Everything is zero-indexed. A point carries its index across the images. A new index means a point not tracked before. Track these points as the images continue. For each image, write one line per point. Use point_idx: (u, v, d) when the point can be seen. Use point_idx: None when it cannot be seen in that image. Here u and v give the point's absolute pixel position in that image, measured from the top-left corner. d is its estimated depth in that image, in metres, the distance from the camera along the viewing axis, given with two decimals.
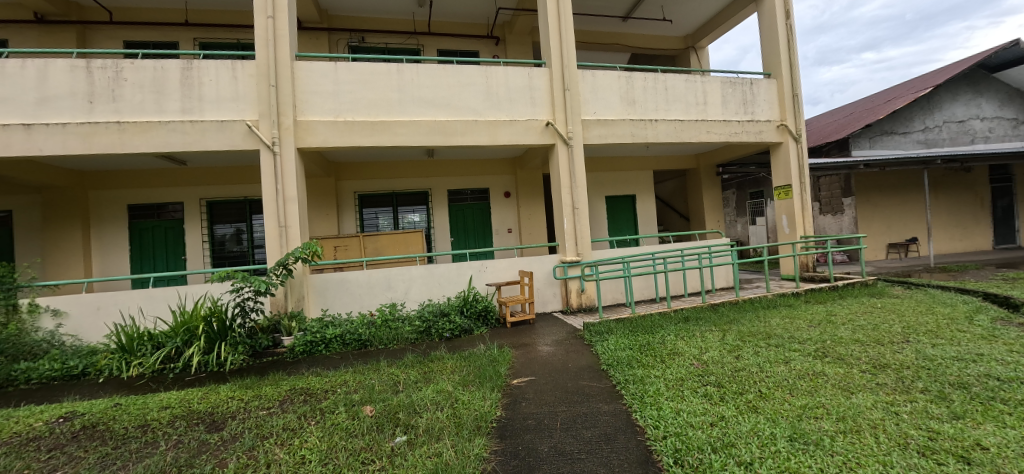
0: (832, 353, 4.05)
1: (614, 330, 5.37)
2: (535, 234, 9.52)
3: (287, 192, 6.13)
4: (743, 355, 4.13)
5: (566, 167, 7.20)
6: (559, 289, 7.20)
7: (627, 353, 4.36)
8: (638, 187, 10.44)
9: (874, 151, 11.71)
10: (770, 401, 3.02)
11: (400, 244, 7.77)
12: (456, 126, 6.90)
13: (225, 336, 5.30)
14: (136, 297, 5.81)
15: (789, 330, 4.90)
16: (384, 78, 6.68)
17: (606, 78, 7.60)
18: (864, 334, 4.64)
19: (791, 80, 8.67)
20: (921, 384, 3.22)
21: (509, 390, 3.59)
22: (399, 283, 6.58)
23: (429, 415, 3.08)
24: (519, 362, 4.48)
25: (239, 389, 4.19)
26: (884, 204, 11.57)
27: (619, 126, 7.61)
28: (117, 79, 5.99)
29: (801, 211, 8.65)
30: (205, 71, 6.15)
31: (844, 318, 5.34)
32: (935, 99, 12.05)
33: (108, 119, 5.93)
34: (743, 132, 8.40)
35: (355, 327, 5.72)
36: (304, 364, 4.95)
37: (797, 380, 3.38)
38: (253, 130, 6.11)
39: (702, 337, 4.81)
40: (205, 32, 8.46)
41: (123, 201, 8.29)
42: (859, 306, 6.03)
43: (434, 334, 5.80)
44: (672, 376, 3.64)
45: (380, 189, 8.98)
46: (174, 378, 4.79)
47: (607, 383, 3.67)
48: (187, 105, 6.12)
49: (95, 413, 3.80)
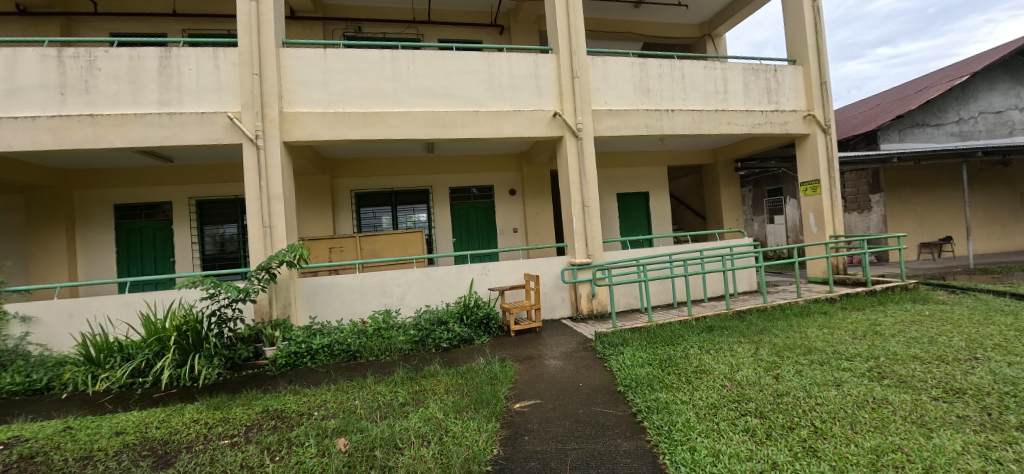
0: (890, 373, 3.44)
1: (629, 341, 4.78)
2: (543, 233, 8.99)
3: (271, 190, 5.66)
4: (783, 374, 3.54)
5: (575, 162, 6.62)
6: (568, 294, 6.63)
7: (646, 370, 3.79)
8: (651, 184, 9.85)
9: (905, 145, 10.97)
10: (830, 443, 2.44)
11: (399, 245, 7.25)
12: (455, 118, 6.36)
13: (200, 348, 4.81)
14: (110, 304, 5.36)
15: (831, 343, 4.28)
16: (377, 66, 6.18)
17: (618, 65, 7.03)
18: (921, 349, 4.01)
19: (819, 66, 8.00)
20: (1014, 418, 2.64)
21: (509, 419, 3.05)
22: (394, 287, 6.08)
23: (412, 453, 2.56)
24: (522, 379, 3.94)
25: (205, 411, 3.71)
26: (916, 200, 10.79)
27: (632, 117, 7.03)
28: (90, 69, 5.58)
29: (830, 209, 7.98)
30: (184, 60, 5.72)
31: (892, 329, 4.70)
32: (972, 89, 11.25)
33: (81, 112, 5.52)
34: (768, 123, 7.76)
35: (344, 337, 5.23)
36: (284, 380, 4.44)
37: (857, 412, 2.79)
38: (235, 123, 5.64)
39: (731, 352, 4.21)
40: (194, 23, 8.05)
41: (110, 200, 7.92)
42: (906, 314, 5.38)
43: (430, 344, 5.28)
44: (702, 402, 3.07)
45: (378, 187, 8.49)
46: (141, 395, 4.31)
47: (625, 410, 3.11)
48: (165, 97, 5.68)
49: (40, 440, 3.33)
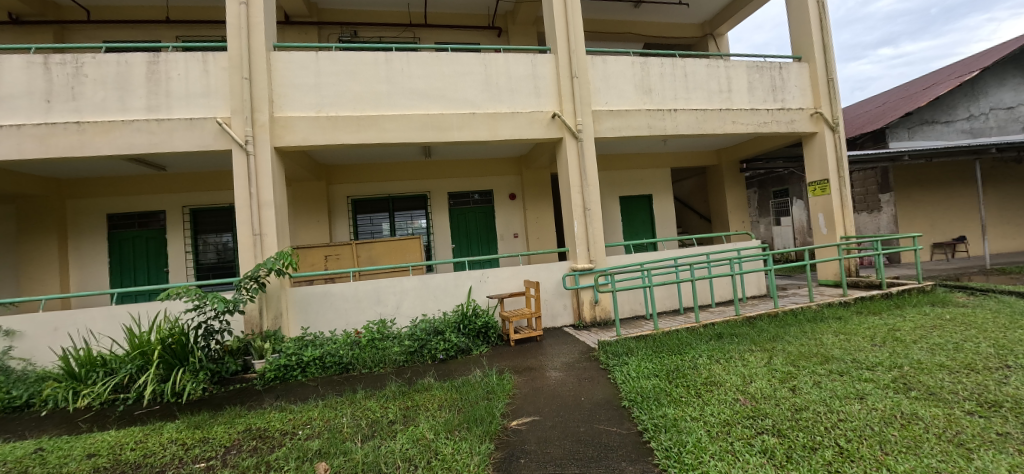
0: (917, 384, 3.19)
1: (634, 350, 4.53)
2: (544, 238, 8.77)
3: (261, 196, 5.48)
4: (800, 386, 3.30)
5: (576, 164, 6.42)
6: (570, 301, 6.41)
7: (652, 383, 3.56)
8: (655, 187, 9.63)
9: (914, 142, 10.69)
10: (858, 467, 2.20)
11: (396, 252, 7.04)
12: (452, 120, 6.18)
13: (185, 361, 4.61)
14: (96, 316, 5.17)
15: (849, 351, 4.03)
16: (370, 68, 6.02)
17: (618, 64, 6.84)
18: (947, 356, 3.74)
19: (825, 63, 7.78)
20: None
21: (505, 439, 2.82)
22: (390, 296, 5.88)
23: None
24: (521, 394, 3.70)
25: (185, 430, 3.52)
26: (928, 200, 10.49)
27: (634, 117, 6.83)
28: (77, 75, 5.45)
29: (841, 209, 7.71)
30: (173, 65, 5.58)
31: (914, 335, 4.44)
32: (981, 85, 10.99)
33: (67, 119, 5.38)
34: (774, 121, 7.53)
35: (336, 349, 5.01)
36: (271, 395, 4.24)
37: (885, 429, 2.55)
38: (224, 128, 5.48)
39: (743, 361, 3.96)
40: (187, 30, 7.95)
41: (103, 210, 7.80)
42: (925, 318, 5.12)
43: (426, 355, 5.06)
44: (714, 418, 2.83)
45: (376, 193, 8.34)
46: (121, 412, 4.11)
47: (630, 427, 2.88)
48: (153, 103, 5.54)
49: (8, 463, 3.14)
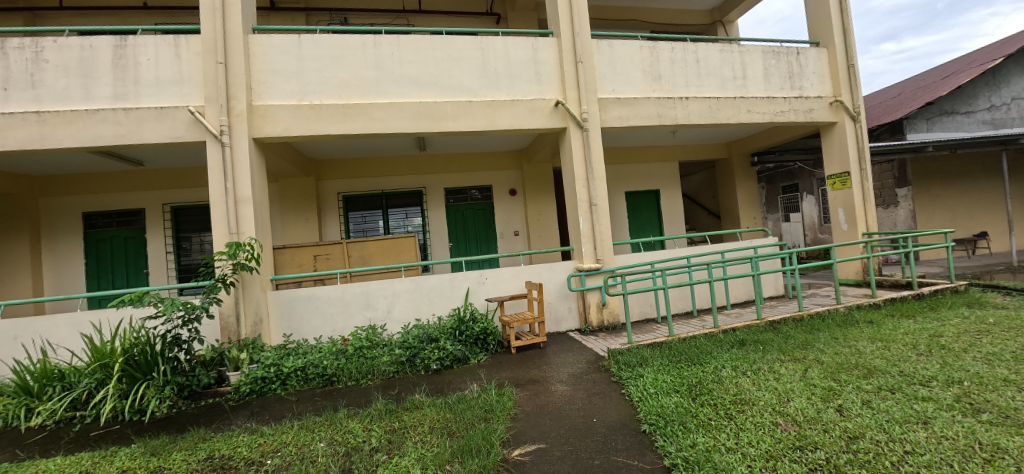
0: (987, 405, 2.73)
1: (649, 360, 4.07)
2: (547, 236, 8.30)
3: (239, 192, 5.02)
4: (848, 406, 2.84)
5: (580, 156, 5.95)
6: (576, 303, 5.95)
7: (674, 401, 3.09)
8: (663, 181, 9.16)
9: (933, 134, 10.20)
10: None
11: (388, 252, 6.57)
12: (446, 109, 5.71)
13: (151, 374, 4.16)
14: (58, 325, 4.72)
15: (894, 362, 3.57)
16: (358, 53, 5.56)
17: (626, 49, 6.37)
18: (1009, 369, 3.28)
19: (846, 48, 7.28)
20: None
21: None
22: (380, 300, 5.43)
23: None
24: (525, 413, 3.26)
25: (138, 458, 3.05)
26: (947, 194, 10.01)
27: (643, 105, 6.36)
28: (36, 61, 4.98)
29: (862, 203, 7.23)
30: (141, 49, 5.12)
31: (961, 342, 3.97)
32: (1003, 73, 10.49)
33: (26, 109, 4.92)
34: (791, 111, 7.06)
35: (320, 358, 4.56)
36: (245, 414, 3.80)
37: (968, 467, 2.10)
38: (197, 117, 5.01)
39: (774, 374, 3.50)
40: (167, 17, 7.49)
41: (79, 208, 7.35)
42: (966, 322, 4.65)
43: (418, 365, 4.61)
44: (755, 450, 2.37)
45: (369, 189, 7.87)
46: (77, 433, 3.67)
47: (654, 461, 2.42)
48: (120, 91, 5.08)
49: None
